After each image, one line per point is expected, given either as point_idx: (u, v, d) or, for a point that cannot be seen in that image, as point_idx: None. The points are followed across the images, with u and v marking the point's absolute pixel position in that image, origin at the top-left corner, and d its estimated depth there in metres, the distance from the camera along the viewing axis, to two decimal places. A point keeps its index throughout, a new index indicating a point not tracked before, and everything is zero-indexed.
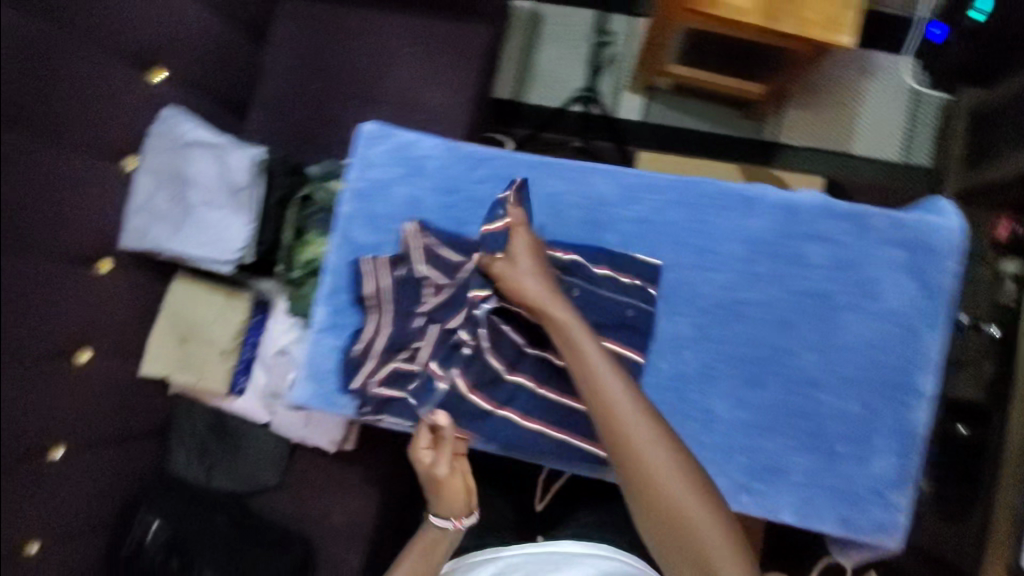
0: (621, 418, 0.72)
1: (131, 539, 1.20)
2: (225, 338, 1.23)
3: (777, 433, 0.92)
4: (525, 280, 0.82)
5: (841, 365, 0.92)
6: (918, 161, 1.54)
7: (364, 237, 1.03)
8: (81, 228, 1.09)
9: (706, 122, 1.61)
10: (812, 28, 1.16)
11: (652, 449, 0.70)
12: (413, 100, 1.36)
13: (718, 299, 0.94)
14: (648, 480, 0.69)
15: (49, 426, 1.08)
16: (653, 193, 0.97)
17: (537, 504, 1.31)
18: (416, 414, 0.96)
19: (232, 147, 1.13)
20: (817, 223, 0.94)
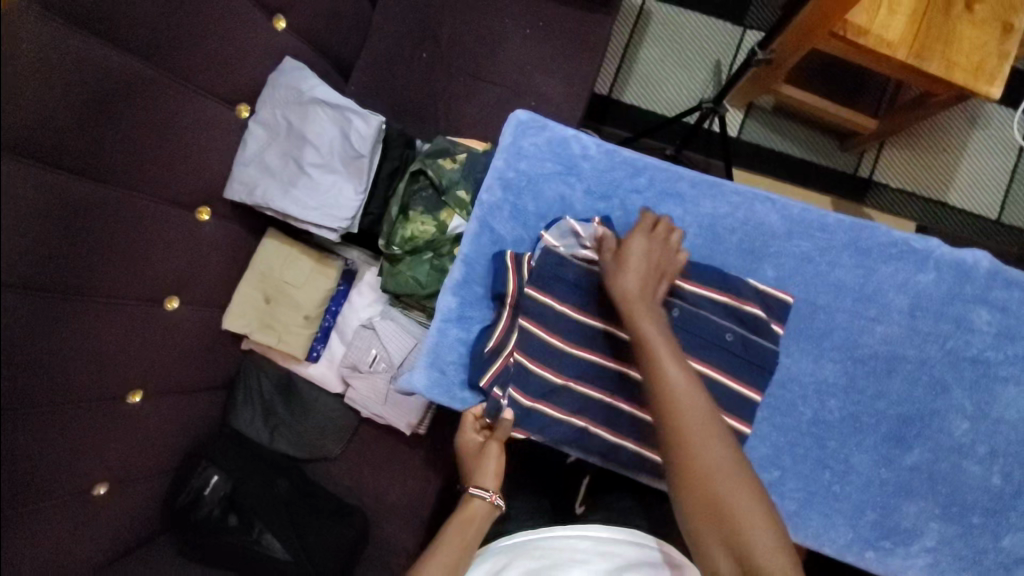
0: (685, 422, 0.66)
1: (190, 489, 1.18)
2: (311, 303, 1.20)
3: (907, 500, 0.77)
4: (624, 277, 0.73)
5: (991, 438, 0.77)
6: (1011, 219, 1.52)
7: (504, 230, 0.86)
8: (189, 176, 1.05)
9: (803, 148, 1.55)
10: (957, 72, 1.11)
11: (714, 456, 0.65)
12: (522, 87, 1.27)
13: (864, 348, 0.78)
14: (702, 490, 0.63)
15: (134, 371, 1.06)
16: (817, 224, 0.79)
17: (576, 508, 1.02)
18: (533, 431, 0.80)
19: (353, 110, 1.08)
20: (992, 285, 0.77)
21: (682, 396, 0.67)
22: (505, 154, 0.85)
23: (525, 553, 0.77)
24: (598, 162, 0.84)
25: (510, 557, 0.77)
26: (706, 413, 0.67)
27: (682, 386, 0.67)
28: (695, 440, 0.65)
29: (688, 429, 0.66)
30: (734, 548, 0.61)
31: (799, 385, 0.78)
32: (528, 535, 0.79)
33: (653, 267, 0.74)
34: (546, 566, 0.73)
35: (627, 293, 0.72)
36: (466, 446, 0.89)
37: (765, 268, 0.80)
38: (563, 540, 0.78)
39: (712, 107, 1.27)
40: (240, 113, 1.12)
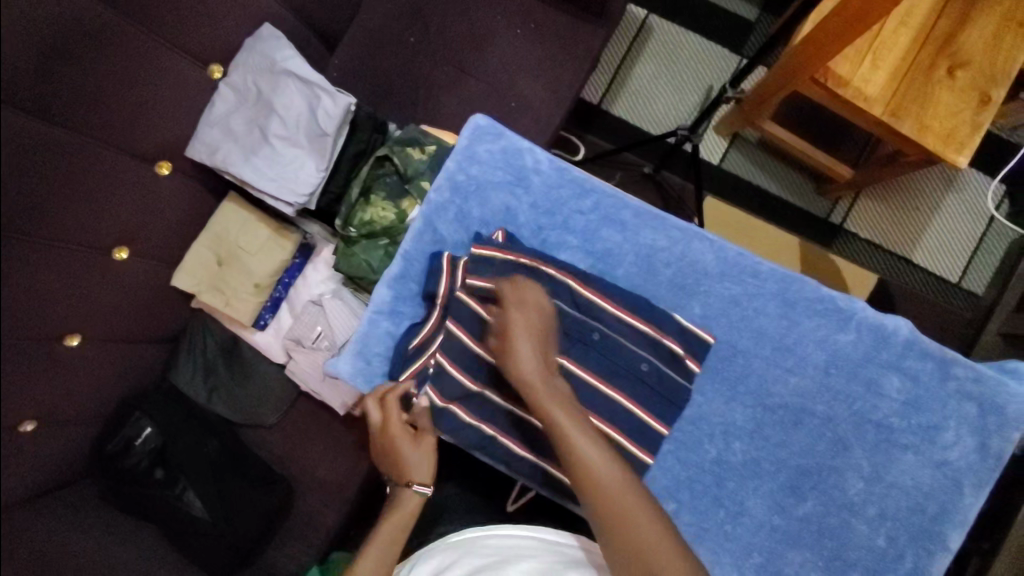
0: (605, 494, 0.66)
1: (122, 437, 1.17)
2: (262, 273, 1.20)
3: (792, 548, 0.80)
4: (516, 358, 0.72)
5: (881, 500, 0.79)
6: (970, 285, 1.54)
7: (447, 231, 0.86)
8: (152, 129, 1.05)
9: (780, 185, 1.55)
10: (928, 136, 1.12)
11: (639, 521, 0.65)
12: (504, 87, 1.26)
13: (776, 398, 0.80)
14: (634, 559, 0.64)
15: (73, 316, 1.05)
16: (749, 271, 0.81)
17: (509, 506, 1.06)
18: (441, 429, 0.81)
19: (324, 87, 1.07)
20: (906, 354, 0.79)
21: (599, 467, 0.67)
22: (457, 156, 0.85)
23: (473, 548, 0.80)
24: (549, 177, 0.85)
25: (456, 551, 0.80)
26: (623, 483, 0.67)
27: (595, 459, 0.68)
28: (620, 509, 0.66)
29: (615, 504, 0.66)
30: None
31: (707, 424, 0.80)
32: (477, 532, 0.83)
33: (540, 332, 0.74)
34: (493, 559, 0.77)
35: (523, 365, 0.71)
36: (392, 427, 0.81)
37: (693, 305, 0.82)
38: (510, 538, 0.82)
39: (687, 134, 1.26)
40: (213, 74, 1.12)
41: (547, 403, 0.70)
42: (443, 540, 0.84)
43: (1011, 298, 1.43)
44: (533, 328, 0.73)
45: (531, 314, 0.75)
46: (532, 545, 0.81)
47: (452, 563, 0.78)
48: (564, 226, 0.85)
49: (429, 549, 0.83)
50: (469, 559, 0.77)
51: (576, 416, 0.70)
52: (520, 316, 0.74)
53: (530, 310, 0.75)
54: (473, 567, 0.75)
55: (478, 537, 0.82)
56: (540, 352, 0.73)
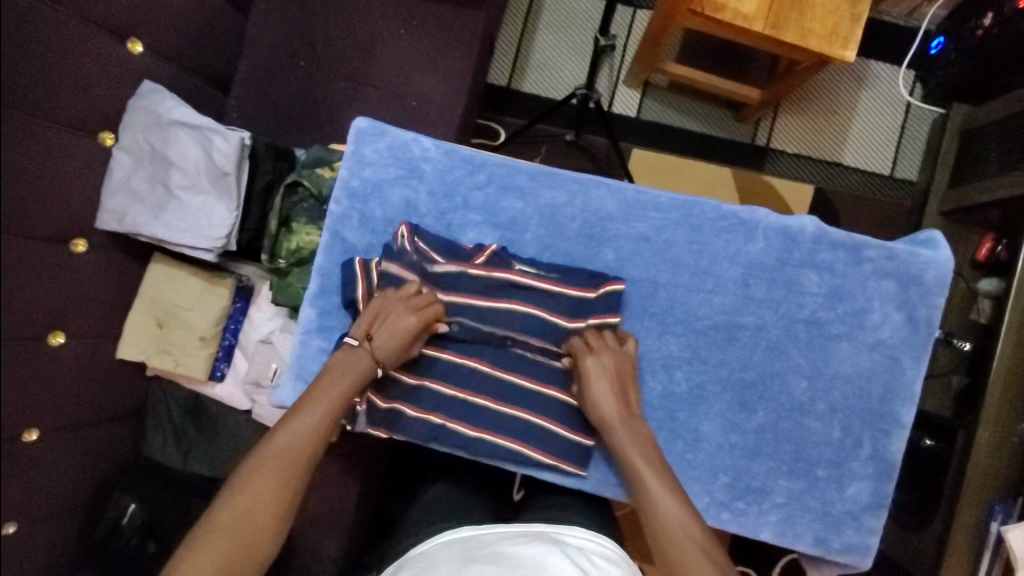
0: (663, 533, 0.66)
1: (107, 520, 1.15)
2: (204, 326, 1.20)
3: (756, 460, 0.81)
4: (596, 403, 0.75)
5: (828, 393, 0.81)
6: (903, 174, 1.56)
7: (354, 237, 0.87)
8: (55, 209, 1.04)
9: (698, 121, 1.57)
10: (812, 39, 1.15)
11: (697, 569, 0.63)
12: (401, 88, 1.27)
13: (706, 321, 0.81)
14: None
15: (20, 412, 1.02)
16: (651, 206, 0.82)
17: (515, 496, 1.09)
18: (392, 427, 0.82)
19: (214, 129, 1.08)
20: (818, 249, 0.81)
21: (665, 507, 0.68)
22: (347, 163, 0.86)
23: (465, 546, 0.77)
24: (439, 163, 0.86)
25: (447, 551, 0.77)
26: (685, 525, 0.66)
27: (662, 499, 0.68)
28: (677, 556, 0.64)
29: (672, 549, 0.65)
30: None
31: (647, 362, 0.81)
32: (470, 532, 0.80)
33: (618, 377, 0.76)
34: (484, 554, 0.74)
35: (602, 410, 0.75)
36: (389, 313, 0.78)
37: (606, 252, 0.83)
38: (505, 534, 0.79)
39: (586, 92, 1.29)
40: (104, 141, 1.11)
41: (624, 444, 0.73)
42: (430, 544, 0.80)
43: (942, 178, 1.46)
44: (613, 371, 0.75)
45: (612, 360, 0.76)
46: (527, 536, 0.78)
47: (440, 561, 0.75)
48: (465, 206, 0.86)
49: (414, 554, 0.79)
50: (458, 557, 0.75)
51: (650, 452, 0.73)
52: (595, 360, 0.76)
53: (609, 357, 0.76)
54: (468, 561, 0.73)
55: (472, 536, 0.80)
56: (620, 394, 0.76)
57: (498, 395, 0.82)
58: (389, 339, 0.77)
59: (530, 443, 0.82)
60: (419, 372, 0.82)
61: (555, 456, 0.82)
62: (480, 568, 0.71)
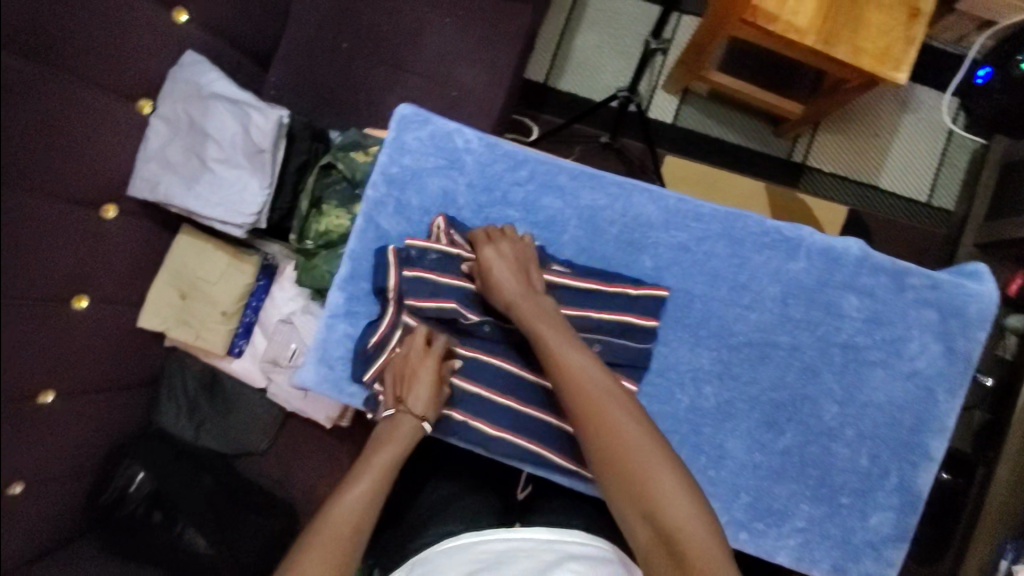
0: (587, 402, 0.68)
1: (115, 487, 1.17)
2: (227, 301, 1.20)
3: (779, 483, 0.79)
4: (501, 287, 0.75)
5: (859, 420, 0.79)
6: (939, 202, 1.53)
7: (389, 225, 0.87)
8: (88, 173, 1.05)
9: (734, 132, 1.55)
10: (862, 58, 1.13)
11: (621, 429, 0.66)
12: (441, 78, 1.25)
13: (740, 336, 0.80)
14: (615, 461, 0.65)
15: (37, 371, 1.02)
16: (693, 215, 0.81)
17: (518, 495, 1.05)
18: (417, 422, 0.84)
19: (253, 104, 1.08)
20: (861, 272, 0.79)
21: (585, 374, 0.69)
22: (388, 149, 0.86)
23: (468, 555, 0.77)
24: (481, 155, 0.85)
25: (450, 560, 0.76)
26: (611, 392, 0.68)
27: (579, 370, 0.70)
28: (596, 420, 0.67)
29: (592, 411, 0.68)
30: (649, 518, 0.63)
31: (676, 374, 0.80)
32: (472, 538, 0.79)
33: (522, 266, 0.77)
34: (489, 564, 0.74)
35: (514, 296, 0.75)
36: (421, 372, 0.79)
37: (643, 259, 0.82)
38: (508, 542, 0.78)
39: (627, 95, 1.27)
40: (142, 109, 1.11)
41: (533, 322, 0.74)
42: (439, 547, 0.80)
43: (980, 209, 1.43)
44: (514, 258, 0.77)
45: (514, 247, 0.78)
46: (529, 545, 0.78)
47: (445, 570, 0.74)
48: (504, 201, 0.85)
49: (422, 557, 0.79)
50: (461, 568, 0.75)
51: (563, 333, 0.73)
52: (494, 251, 0.78)
53: (510, 247, 0.78)
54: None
55: (477, 543, 0.78)
56: (526, 278, 0.77)
57: (519, 396, 0.83)
58: (425, 396, 0.78)
59: (551, 446, 0.83)
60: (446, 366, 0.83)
61: (578, 464, 0.81)
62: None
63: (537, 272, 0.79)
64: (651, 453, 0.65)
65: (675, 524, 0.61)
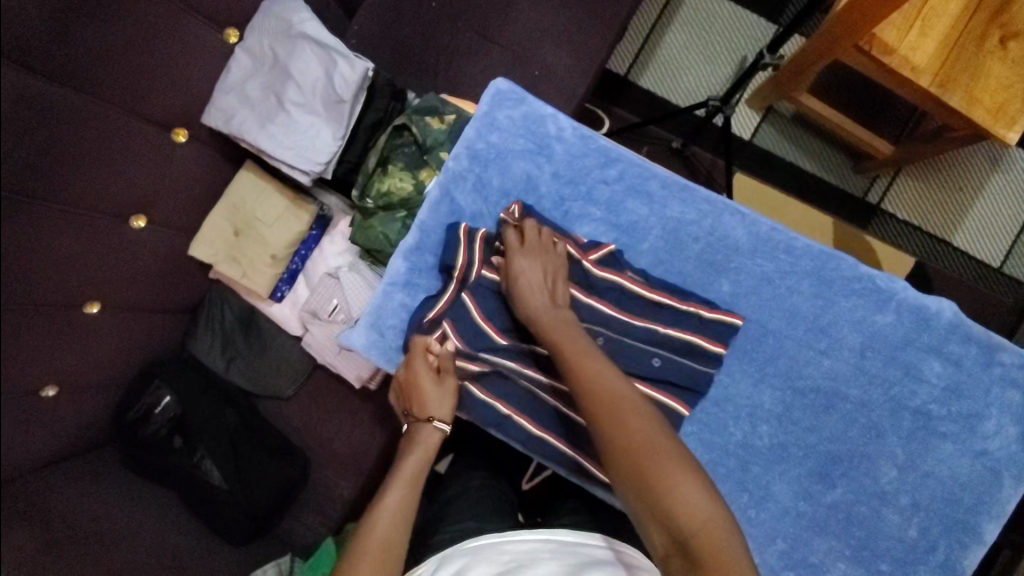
0: (604, 403, 0.65)
1: (140, 405, 1.19)
2: (279, 244, 1.18)
3: (821, 536, 0.76)
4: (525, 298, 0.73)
5: (916, 490, 0.76)
6: (1012, 271, 1.46)
7: (465, 201, 0.84)
8: (163, 93, 1.03)
9: (813, 162, 1.48)
10: (977, 109, 1.06)
11: (636, 427, 0.64)
12: (526, 55, 1.21)
13: (810, 381, 0.76)
14: (627, 462, 0.62)
15: (87, 283, 1.03)
16: (783, 248, 0.77)
17: (523, 484, 1.07)
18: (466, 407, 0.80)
19: (340, 52, 1.05)
20: (949, 338, 0.75)
21: (604, 380, 0.67)
22: (477, 123, 0.83)
23: (487, 554, 0.75)
24: (572, 146, 0.82)
25: (473, 558, 0.75)
26: (626, 398, 0.65)
27: (594, 370, 0.68)
28: (609, 418, 0.64)
29: (602, 406, 0.65)
30: (663, 521, 0.58)
31: (733, 407, 0.77)
32: (494, 538, 0.78)
33: (547, 276, 0.74)
34: (509, 566, 0.72)
35: (535, 309, 0.73)
36: (417, 375, 0.78)
37: (721, 283, 0.79)
38: (525, 544, 0.77)
39: (718, 105, 1.22)
40: (227, 39, 1.11)
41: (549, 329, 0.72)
42: (460, 546, 0.78)
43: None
44: (541, 265, 0.75)
45: (538, 254, 0.76)
46: (548, 548, 0.76)
47: (468, 569, 0.73)
48: (587, 197, 0.82)
49: (448, 554, 0.77)
50: (480, 567, 0.72)
51: (579, 344, 0.70)
52: (525, 263, 0.75)
53: (534, 259, 0.75)
54: None
55: (499, 545, 0.77)
56: (548, 287, 0.75)
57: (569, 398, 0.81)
58: (432, 396, 0.77)
59: (592, 458, 0.80)
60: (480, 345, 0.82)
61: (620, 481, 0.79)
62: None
63: (562, 283, 0.76)
64: (670, 454, 0.62)
65: (692, 532, 0.57)
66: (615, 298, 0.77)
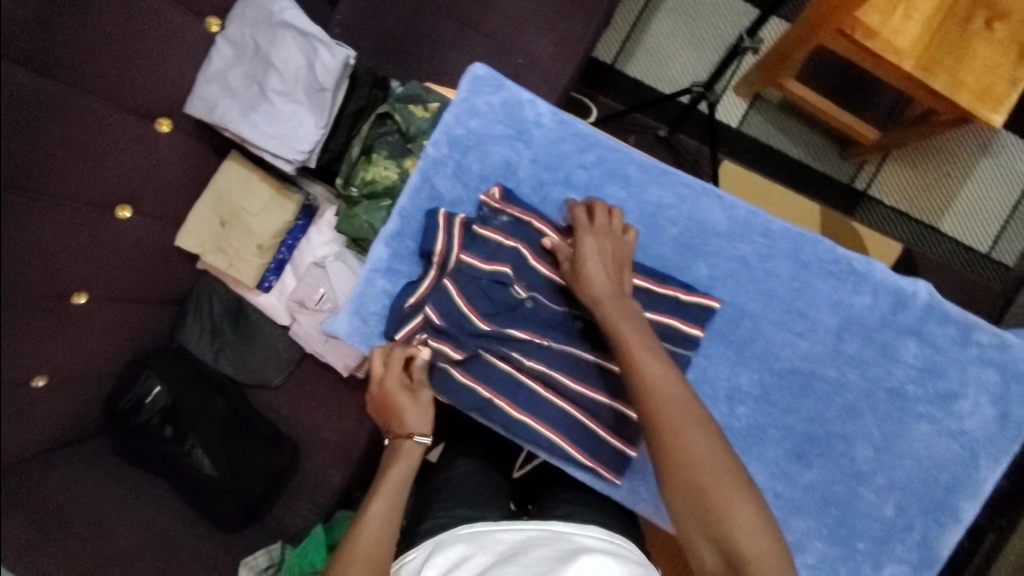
0: (666, 412, 0.65)
1: (132, 395, 1.18)
2: (265, 234, 1.19)
3: (800, 517, 0.77)
4: (593, 280, 0.73)
5: (892, 469, 0.76)
6: (1000, 256, 1.46)
7: (444, 187, 0.85)
8: (146, 83, 1.03)
9: (800, 148, 1.48)
10: (961, 92, 1.05)
11: (693, 439, 0.63)
12: (510, 42, 1.20)
13: (786, 362, 0.77)
14: (685, 477, 0.62)
15: (75, 272, 1.03)
16: (760, 230, 0.78)
17: (514, 472, 1.07)
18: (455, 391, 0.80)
19: (322, 40, 1.05)
20: (926, 319, 0.76)
21: (664, 386, 0.66)
22: (456, 109, 0.83)
23: (483, 543, 0.77)
24: (551, 131, 0.83)
25: (468, 544, 0.78)
26: (686, 406, 0.65)
27: (658, 373, 0.67)
28: (672, 430, 0.64)
29: (663, 416, 0.64)
30: (717, 542, 0.59)
31: (710, 389, 0.78)
32: (488, 527, 0.80)
33: (614, 262, 0.74)
34: (503, 555, 0.74)
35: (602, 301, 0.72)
36: (391, 393, 0.77)
37: (699, 266, 0.79)
38: (520, 533, 0.79)
39: (702, 91, 1.22)
40: (209, 28, 1.11)
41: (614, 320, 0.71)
42: (456, 533, 0.81)
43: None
44: (610, 250, 0.75)
45: (605, 240, 0.76)
46: (542, 537, 0.78)
47: (462, 555, 0.75)
48: (565, 182, 0.83)
49: (444, 540, 0.81)
50: (473, 555, 0.75)
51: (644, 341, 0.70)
52: (593, 244, 0.75)
53: (603, 242, 0.75)
54: (481, 563, 0.73)
55: (494, 534, 0.79)
56: (613, 273, 0.74)
57: (556, 386, 0.79)
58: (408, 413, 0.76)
59: (574, 443, 0.80)
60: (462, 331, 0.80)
61: (599, 464, 0.80)
62: (501, 568, 0.70)
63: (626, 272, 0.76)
64: (727, 471, 0.62)
65: (747, 555, 0.57)
66: None
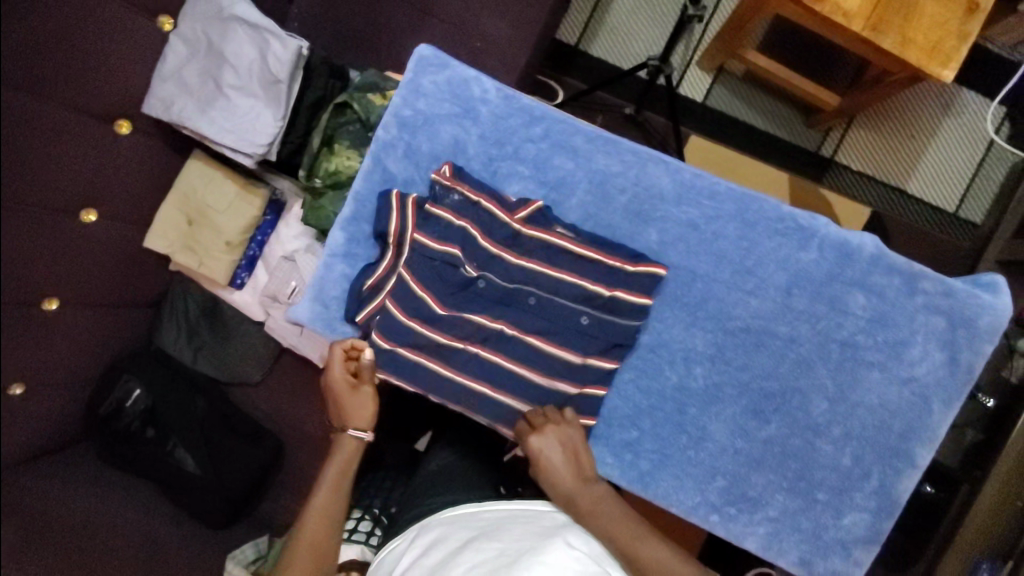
0: None
1: (111, 400, 1.18)
2: (233, 231, 1.20)
3: (759, 470, 0.80)
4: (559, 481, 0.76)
5: (848, 419, 0.78)
6: (968, 215, 1.47)
7: (396, 168, 0.86)
8: (102, 85, 1.04)
9: (764, 117, 1.49)
10: (911, 50, 1.07)
11: None
12: (466, 25, 1.20)
13: (738, 322, 0.80)
14: None
15: (46, 278, 1.03)
16: (705, 193, 0.80)
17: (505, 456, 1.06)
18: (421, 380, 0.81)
19: (273, 32, 1.06)
20: (873, 271, 0.77)
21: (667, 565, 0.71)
22: (403, 90, 0.85)
23: (464, 522, 0.77)
24: (497, 106, 0.84)
25: (451, 525, 0.77)
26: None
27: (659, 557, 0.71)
28: None
29: None
30: None
31: (666, 351, 0.81)
32: (473, 509, 0.79)
33: (569, 454, 0.78)
34: (484, 530, 0.72)
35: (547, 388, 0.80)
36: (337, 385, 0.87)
37: (650, 232, 0.82)
38: (503, 511, 0.78)
39: (659, 65, 1.23)
40: (163, 26, 1.11)
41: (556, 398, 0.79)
42: (439, 517, 0.81)
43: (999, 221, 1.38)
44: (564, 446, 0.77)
45: (560, 437, 0.78)
46: (526, 513, 0.76)
47: (445, 535, 0.75)
48: (515, 157, 0.85)
49: (429, 524, 0.80)
50: (457, 533, 0.74)
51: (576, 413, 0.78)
52: (545, 446, 0.77)
53: (553, 439, 0.78)
54: (464, 539, 0.72)
55: (478, 513, 0.78)
56: (573, 462, 0.78)
57: (499, 348, 0.80)
58: (349, 408, 0.87)
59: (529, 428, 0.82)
60: (418, 315, 0.80)
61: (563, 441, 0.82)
62: (482, 543, 0.69)
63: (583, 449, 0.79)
64: None
65: None
66: (543, 255, 0.80)
